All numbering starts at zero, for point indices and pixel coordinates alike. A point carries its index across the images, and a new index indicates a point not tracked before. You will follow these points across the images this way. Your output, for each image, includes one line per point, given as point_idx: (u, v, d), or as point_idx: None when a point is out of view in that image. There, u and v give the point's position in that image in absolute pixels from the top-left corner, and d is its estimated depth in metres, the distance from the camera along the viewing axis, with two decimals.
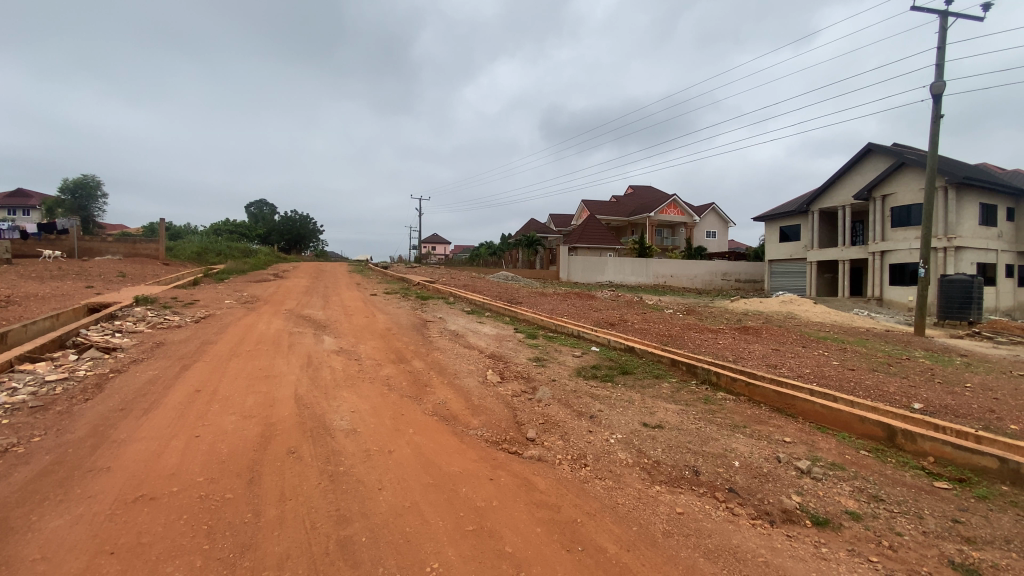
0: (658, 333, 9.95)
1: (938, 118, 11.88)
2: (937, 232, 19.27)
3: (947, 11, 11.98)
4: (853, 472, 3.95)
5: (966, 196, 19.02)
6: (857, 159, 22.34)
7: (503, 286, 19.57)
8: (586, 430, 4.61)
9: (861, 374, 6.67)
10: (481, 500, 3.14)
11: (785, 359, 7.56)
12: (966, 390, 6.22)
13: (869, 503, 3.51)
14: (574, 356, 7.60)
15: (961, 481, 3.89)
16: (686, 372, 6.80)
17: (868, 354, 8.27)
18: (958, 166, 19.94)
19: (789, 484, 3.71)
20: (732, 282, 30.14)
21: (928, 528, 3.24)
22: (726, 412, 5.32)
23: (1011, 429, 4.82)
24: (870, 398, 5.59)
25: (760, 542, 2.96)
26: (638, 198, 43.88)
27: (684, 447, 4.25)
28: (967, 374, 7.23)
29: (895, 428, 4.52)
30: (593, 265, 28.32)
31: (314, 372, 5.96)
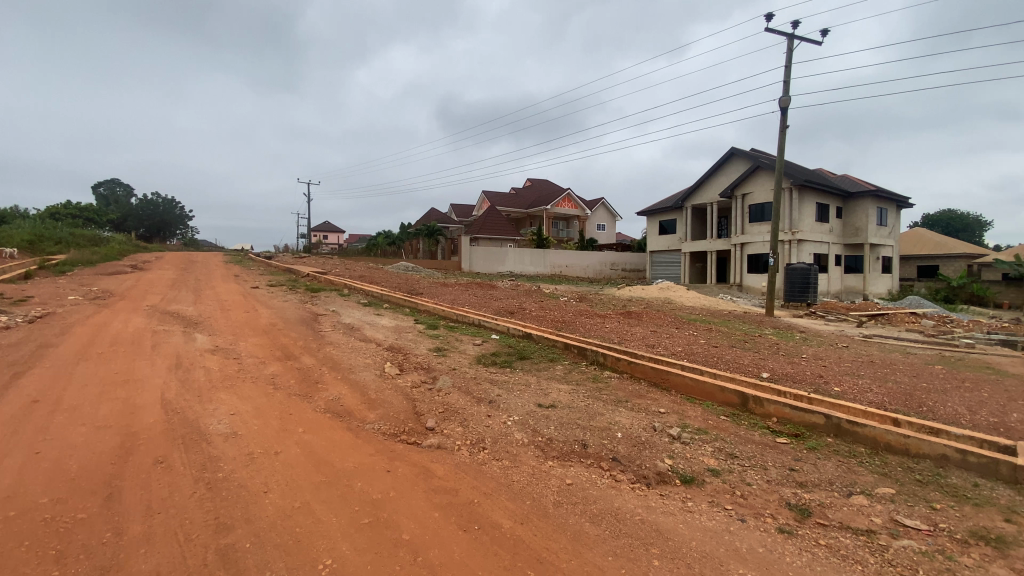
0: (553, 319, 10.43)
1: (785, 128, 13.79)
2: (784, 227, 22.41)
3: (792, 35, 13.87)
4: (715, 435, 4.53)
5: (806, 196, 22.33)
6: (723, 161, 25.10)
7: (402, 276, 19.11)
8: (484, 414, 4.74)
9: (723, 350, 7.64)
10: (377, 493, 3.10)
11: (661, 339, 8.38)
12: (802, 360, 7.42)
13: (726, 460, 4.06)
14: (474, 344, 7.72)
15: (797, 436, 4.64)
16: (577, 355, 7.25)
17: (730, 333, 9.48)
18: (800, 171, 23.29)
19: (663, 449, 4.16)
20: (620, 272, 32.44)
21: (771, 477, 3.83)
22: (612, 389, 5.81)
23: (833, 390, 5.87)
24: (728, 370, 6.44)
25: (637, 503, 3.30)
26: (536, 190, 45.29)
27: (575, 424, 4.56)
28: (803, 347, 8.62)
29: (748, 395, 5.25)
30: (493, 256, 28.58)
31: (185, 375, 5.35)
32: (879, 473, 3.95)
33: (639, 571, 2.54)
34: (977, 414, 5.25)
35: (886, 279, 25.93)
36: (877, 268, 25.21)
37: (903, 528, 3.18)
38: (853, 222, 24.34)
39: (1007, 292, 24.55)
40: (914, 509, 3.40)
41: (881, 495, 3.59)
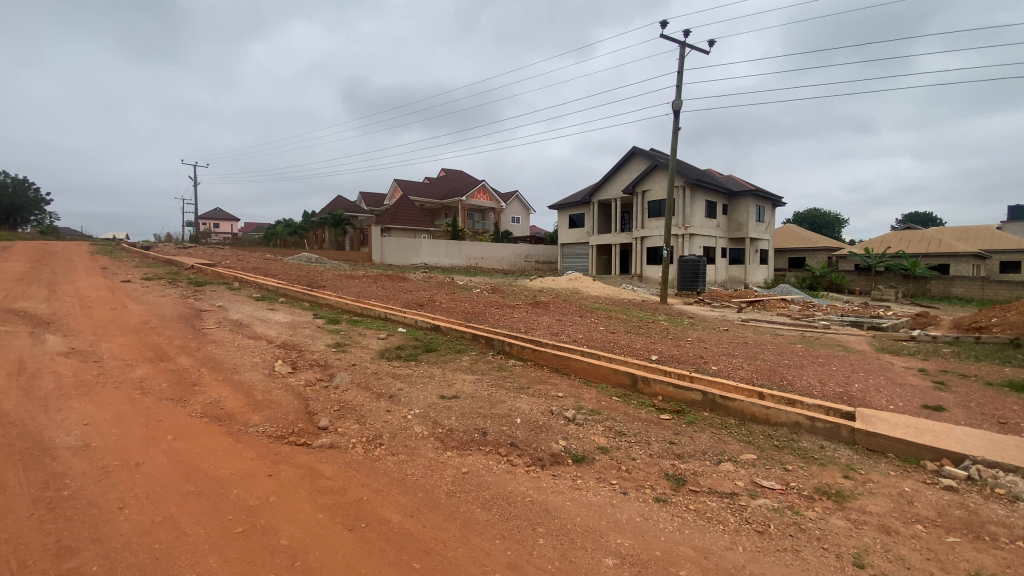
0: (463, 311, 10.40)
1: (678, 130, 14.90)
2: (678, 222, 24.28)
3: (684, 43, 14.98)
4: (607, 415, 4.82)
5: (697, 195, 24.35)
6: (626, 159, 26.56)
7: (304, 268, 17.97)
8: (383, 410, 4.62)
9: (620, 336, 8.13)
10: (255, 499, 2.91)
11: (565, 327, 8.72)
12: (688, 343, 8.12)
13: (615, 438, 4.34)
14: (378, 338, 7.49)
15: (678, 412, 5.08)
16: (484, 345, 7.32)
17: (628, 320, 10.11)
18: (692, 171, 25.32)
19: (558, 432, 4.34)
20: (533, 263, 33.18)
21: (654, 451, 4.15)
22: (515, 377, 5.95)
23: (711, 368, 6.50)
24: (624, 354, 6.87)
25: (530, 485, 3.42)
26: (450, 181, 44.83)
27: (476, 413, 4.61)
28: (691, 331, 9.43)
29: (638, 376, 5.64)
30: (406, 247, 27.80)
31: (27, 382, 4.61)
32: (745, 441, 4.44)
33: (525, 551, 2.63)
34: (826, 385, 6.08)
35: (763, 270, 29.11)
36: (756, 260, 28.23)
37: (762, 489, 3.58)
38: (737, 218, 26.97)
39: (857, 280, 28.67)
40: (771, 471, 3.85)
41: (745, 460, 4.03)
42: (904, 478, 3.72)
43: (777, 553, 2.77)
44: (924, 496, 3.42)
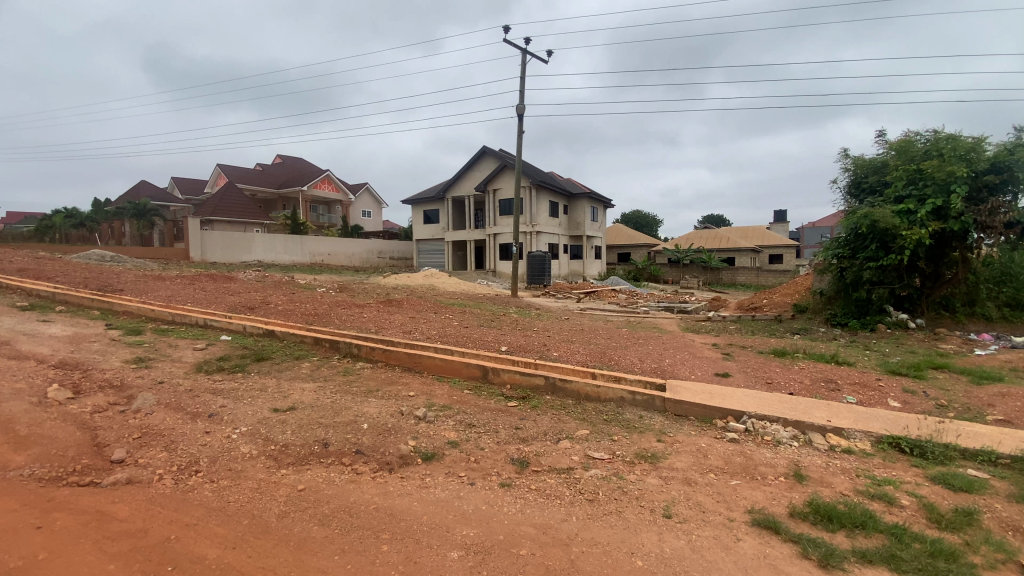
0: (303, 313, 9.56)
1: (522, 132, 15.75)
2: (526, 220, 25.70)
3: (525, 50, 15.86)
4: (457, 409, 4.89)
5: (542, 195, 26.05)
6: (476, 157, 27.17)
7: (94, 269, 14.68)
8: (200, 432, 4.01)
9: (472, 330, 8.30)
10: (15, 561, 2.31)
11: (417, 324, 8.59)
12: (534, 333, 8.65)
13: (465, 430, 4.41)
14: (196, 349, 6.49)
15: (524, 398, 5.38)
16: (328, 349, 6.84)
17: (480, 314, 10.37)
18: (538, 172, 26.99)
19: (408, 432, 4.26)
20: (386, 260, 32.04)
21: (501, 438, 4.31)
22: (362, 380, 5.67)
23: (553, 355, 7.01)
24: (475, 347, 7.03)
25: (375, 491, 3.30)
26: (287, 170, 40.84)
27: (316, 423, 4.28)
28: (537, 322, 10.06)
29: (488, 368, 5.82)
30: (235, 243, 24.54)
31: None
32: (581, 418, 4.88)
33: (367, 561, 2.53)
34: (646, 362, 7.01)
35: (599, 264, 32.40)
36: (592, 255, 31.27)
37: (593, 461, 3.94)
38: (576, 217, 29.52)
39: (670, 272, 33.59)
40: (601, 443, 4.29)
41: (580, 436, 4.42)
42: (702, 436, 4.48)
43: (604, 517, 3.04)
44: (716, 449, 4.16)
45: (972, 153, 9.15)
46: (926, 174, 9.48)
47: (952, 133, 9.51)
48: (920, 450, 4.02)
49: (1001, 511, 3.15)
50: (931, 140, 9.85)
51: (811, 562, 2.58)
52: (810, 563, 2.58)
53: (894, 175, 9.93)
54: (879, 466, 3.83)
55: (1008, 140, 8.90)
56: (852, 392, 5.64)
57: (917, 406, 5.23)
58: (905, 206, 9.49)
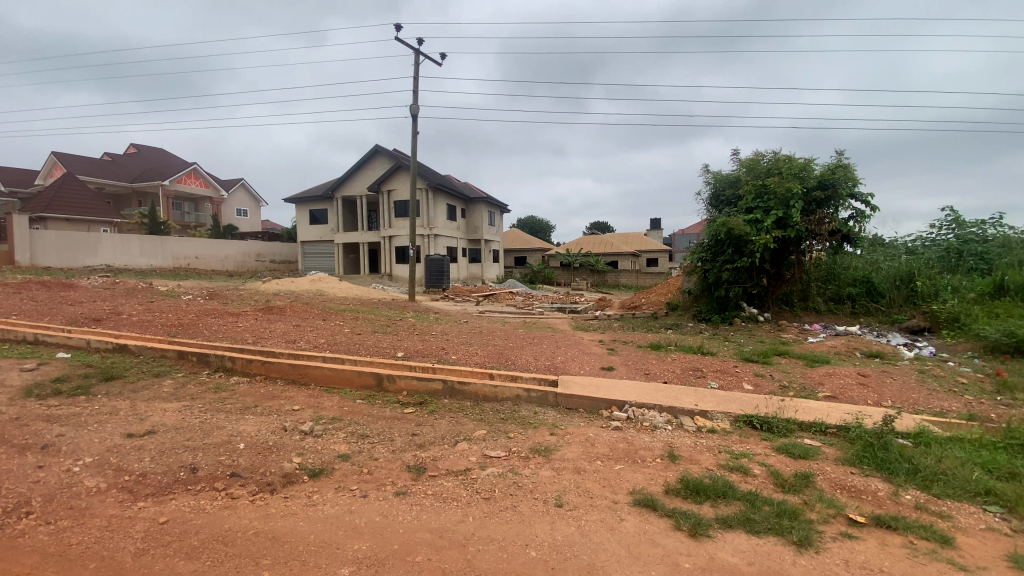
0: (164, 324, 8.43)
1: (415, 134, 15.50)
2: (423, 223, 25.30)
3: (418, 51, 15.63)
4: (349, 420, 4.66)
5: (439, 198, 25.83)
6: (369, 156, 26.15)
7: None
8: (27, 468, 3.37)
9: (364, 336, 7.96)
10: None
11: (303, 332, 8.03)
12: (430, 337, 8.54)
13: (357, 442, 4.22)
14: (22, 370, 5.43)
15: (420, 403, 5.28)
16: (197, 363, 6.13)
17: (374, 319, 10.00)
18: (434, 174, 26.71)
19: (292, 448, 3.97)
20: (267, 263, 29.47)
21: (396, 446, 4.19)
22: (238, 396, 5.16)
23: (450, 358, 6.99)
24: (368, 354, 6.76)
25: (255, 515, 3.03)
26: (144, 161, 35.81)
27: (182, 447, 3.81)
28: (434, 325, 9.95)
29: (381, 376, 5.62)
30: (75, 245, 20.87)
31: None
32: (478, 419, 4.92)
33: None
34: (540, 360, 7.28)
35: (497, 268, 32.90)
36: (491, 258, 31.70)
37: (490, 459, 3.99)
38: (473, 221, 29.75)
39: (562, 274, 35.29)
40: (497, 442, 4.36)
41: (477, 437, 4.45)
42: (591, 426, 4.77)
43: (500, 513, 3.10)
44: (602, 438, 4.46)
45: (803, 172, 10.86)
46: (770, 189, 11.05)
47: (788, 154, 11.20)
48: (768, 425, 4.68)
49: (826, 471, 3.78)
50: (772, 160, 11.51)
51: (683, 532, 2.87)
52: (682, 533, 2.87)
53: (746, 189, 11.43)
54: (737, 441, 4.39)
55: (829, 162, 10.71)
56: (715, 378, 6.41)
57: (765, 387, 6.09)
58: (754, 216, 10.98)
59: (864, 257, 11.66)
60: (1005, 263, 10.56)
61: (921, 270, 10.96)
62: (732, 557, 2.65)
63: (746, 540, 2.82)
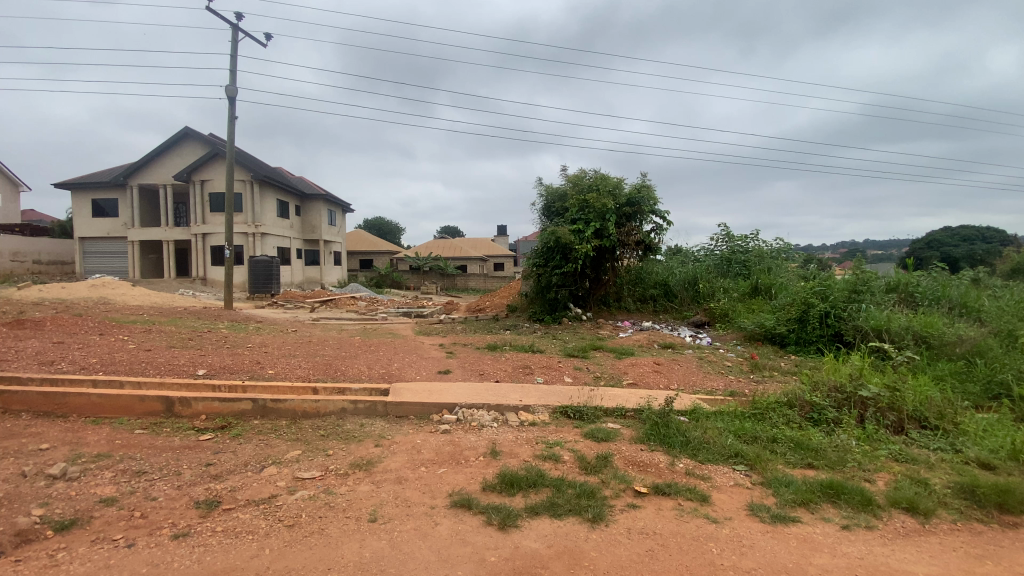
0: None
1: (234, 119, 13.72)
2: (247, 220, 22.57)
3: (237, 26, 13.88)
4: (121, 456, 3.87)
5: (267, 193, 23.31)
6: (176, 140, 22.42)
7: None
8: None
9: (156, 353, 6.72)
10: None
11: (68, 351, 6.46)
12: (246, 349, 7.59)
13: (129, 481, 3.51)
14: None
15: (223, 428, 4.62)
16: None
17: (174, 332, 8.52)
18: (262, 166, 24.03)
19: (31, 499, 3.14)
20: (27, 265, 23.22)
21: (184, 480, 3.59)
22: None
23: (267, 373, 6.28)
24: (158, 374, 5.72)
25: None
26: None
27: None
28: (253, 336, 8.88)
29: (173, 399, 4.82)
30: None
31: None
32: (293, 438, 4.50)
33: None
34: (372, 368, 6.99)
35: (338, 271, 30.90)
36: (331, 261, 29.61)
37: (302, 482, 3.65)
38: (309, 220, 27.50)
39: (409, 277, 34.73)
40: (313, 462, 4.02)
41: (288, 459, 4.05)
42: (418, 433, 4.71)
43: (305, 539, 2.86)
44: (428, 443, 4.43)
45: (616, 189, 12.39)
46: (590, 204, 12.31)
47: (605, 173, 12.66)
48: (580, 414, 5.17)
49: (622, 451, 4.30)
50: (593, 177, 12.89)
51: (493, 526, 2.99)
52: (492, 528, 2.99)
53: (571, 202, 12.58)
54: (553, 431, 4.75)
55: (636, 182, 12.36)
56: (541, 374, 6.90)
57: (583, 379, 6.74)
58: (577, 226, 12.15)
59: (665, 263, 13.74)
60: (758, 270, 13.45)
61: (704, 275, 13.33)
62: (533, 543, 2.83)
63: (549, 525, 3.04)
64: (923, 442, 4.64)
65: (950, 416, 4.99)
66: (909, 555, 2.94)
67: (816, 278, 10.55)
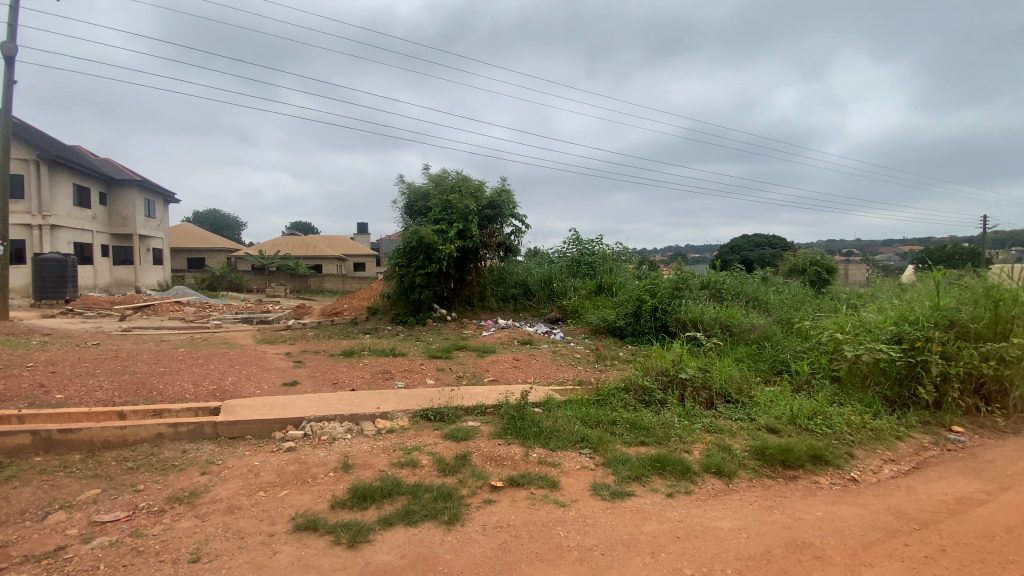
0: None
1: (7, 82, 10.89)
2: (29, 208, 18.13)
3: None
4: None
5: (59, 176, 19.01)
6: None
7: None
8: None
9: None
10: None
11: None
12: (24, 371, 6.06)
13: None
14: None
15: None
16: None
17: None
18: (51, 143, 19.51)
19: None
20: None
21: None
22: None
23: (55, 398, 5.09)
24: None
25: None
26: None
27: None
28: (33, 353, 7.11)
29: None
30: None
31: None
32: (90, 475, 3.72)
33: None
34: (201, 385, 6.08)
35: (160, 272, 26.38)
36: (149, 261, 25.14)
37: (101, 527, 3.03)
38: (120, 211, 23.09)
39: (253, 279, 31.14)
40: (118, 500, 3.36)
41: (83, 501, 3.33)
42: (256, 454, 4.21)
43: None
44: (269, 464, 3.99)
45: (478, 192, 12.65)
46: (452, 205, 12.37)
47: (467, 176, 12.83)
48: (440, 415, 5.13)
49: (480, 448, 4.38)
50: (455, 178, 12.96)
51: (341, 546, 2.80)
52: (340, 547, 2.80)
53: (433, 202, 12.47)
54: (412, 436, 4.64)
55: (497, 186, 12.76)
56: (400, 378, 6.69)
57: (444, 380, 6.71)
58: (440, 226, 12.10)
59: (524, 264, 14.41)
60: (603, 270, 14.84)
61: (558, 274, 14.28)
62: (386, 556, 2.72)
63: (403, 534, 2.95)
64: (728, 414, 5.55)
65: (746, 390, 6.04)
66: (717, 512, 3.48)
67: (649, 277, 12.01)
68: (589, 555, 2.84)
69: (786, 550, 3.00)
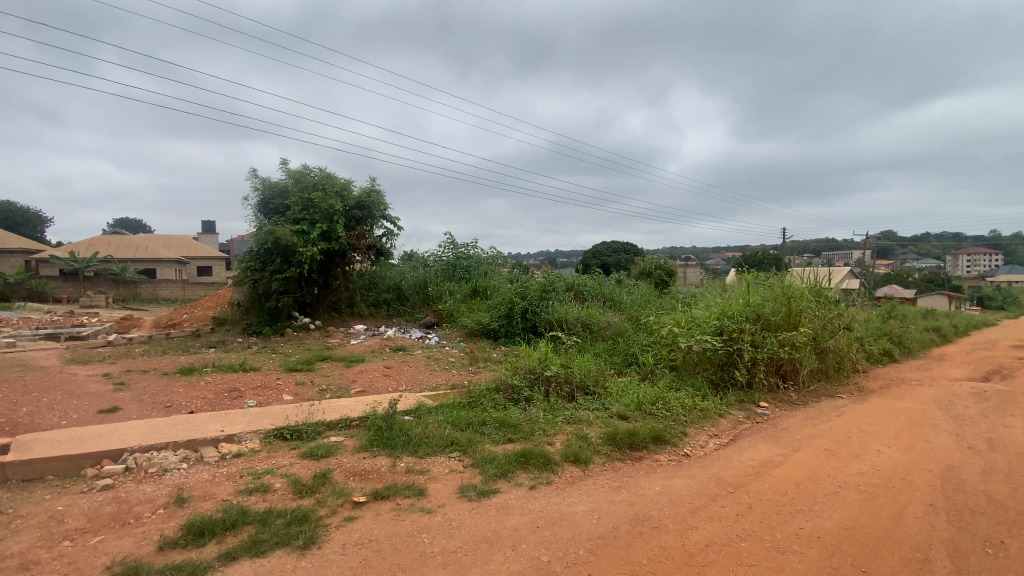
0: None
1: None
2: None
3: None
4: None
5: None
6: None
7: None
8: None
9: None
10: None
11: None
12: None
13: None
14: None
15: None
16: None
17: None
18: None
19: None
20: None
21: None
22: None
23: None
24: None
25: None
26: None
27: None
28: None
29: None
30: None
31: None
32: None
33: None
34: None
35: None
36: None
37: None
38: None
39: (62, 287, 25.66)
40: None
41: None
42: (59, 497, 3.50)
43: None
44: (78, 507, 3.34)
45: (344, 191, 11.98)
46: (315, 204, 11.57)
47: (331, 173, 12.09)
48: (298, 433, 4.76)
49: (342, 463, 4.15)
50: (318, 175, 12.13)
51: None
52: None
53: (293, 200, 11.51)
54: (263, 459, 4.23)
55: (365, 186, 12.25)
56: (252, 396, 6.05)
57: (304, 395, 6.21)
58: (301, 227, 11.23)
59: (396, 267, 14.06)
60: (477, 274, 15.10)
61: (432, 278, 14.19)
62: None
63: (249, 568, 2.68)
64: (586, 405, 6.02)
65: (602, 382, 6.61)
66: (574, 498, 3.76)
67: (520, 280, 12.56)
68: (453, 558, 2.87)
69: (630, 525, 3.35)
